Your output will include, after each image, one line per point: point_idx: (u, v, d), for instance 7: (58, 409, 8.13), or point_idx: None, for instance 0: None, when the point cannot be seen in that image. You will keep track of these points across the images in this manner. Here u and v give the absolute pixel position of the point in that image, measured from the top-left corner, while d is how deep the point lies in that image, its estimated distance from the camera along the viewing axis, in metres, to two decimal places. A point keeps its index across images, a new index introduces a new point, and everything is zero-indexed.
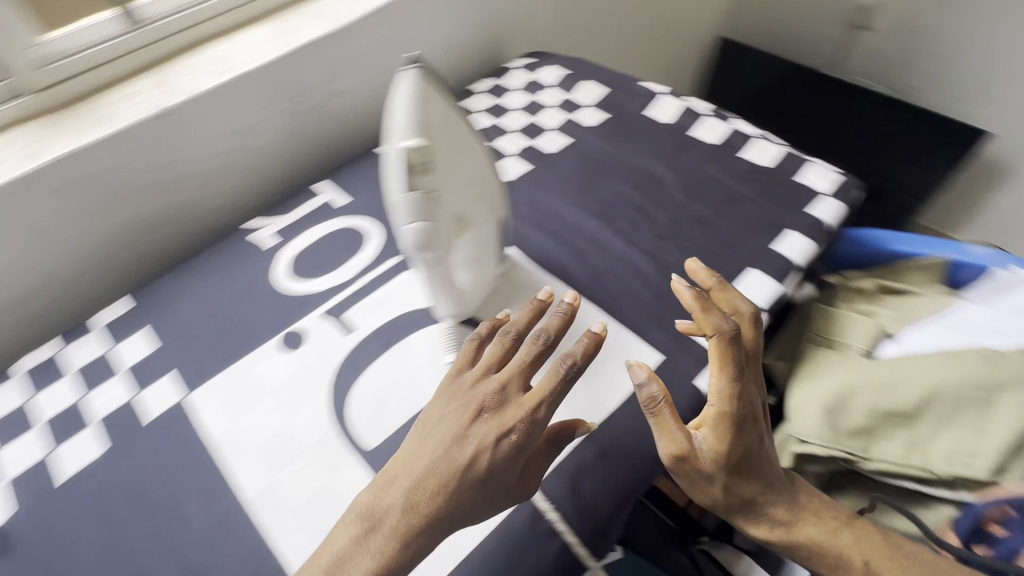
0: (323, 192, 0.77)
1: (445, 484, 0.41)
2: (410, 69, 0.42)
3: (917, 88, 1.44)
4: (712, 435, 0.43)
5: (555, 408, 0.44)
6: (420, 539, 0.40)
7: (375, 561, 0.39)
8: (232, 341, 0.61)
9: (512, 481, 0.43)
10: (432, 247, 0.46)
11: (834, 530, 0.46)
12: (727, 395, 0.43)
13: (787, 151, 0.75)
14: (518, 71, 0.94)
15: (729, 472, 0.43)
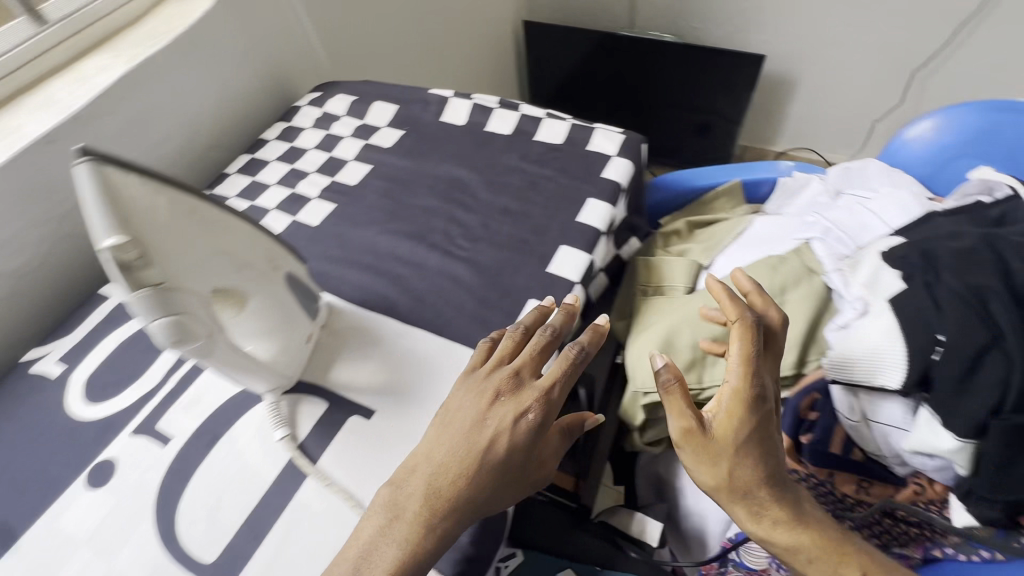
0: (112, 295, 0.69)
1: (464, 473, 0.44)
2: (80, 162, 0.38)
3: (700, 28, 1.58)
4: (725, 411, 0.44)
5: (566, 389, 0.48)
6: (431, 538, 0.42)
7: (398, 551, 0.41)
8: (29, 499, 0.53)
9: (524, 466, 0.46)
10: (195, 337, 0.42)
11: (833, 538, 0.46)
12: (745, 376, 0.44)
13: (574, 123, 0.78)
14: (306, 108, 0.90)
15: (737, 455, 0.44)
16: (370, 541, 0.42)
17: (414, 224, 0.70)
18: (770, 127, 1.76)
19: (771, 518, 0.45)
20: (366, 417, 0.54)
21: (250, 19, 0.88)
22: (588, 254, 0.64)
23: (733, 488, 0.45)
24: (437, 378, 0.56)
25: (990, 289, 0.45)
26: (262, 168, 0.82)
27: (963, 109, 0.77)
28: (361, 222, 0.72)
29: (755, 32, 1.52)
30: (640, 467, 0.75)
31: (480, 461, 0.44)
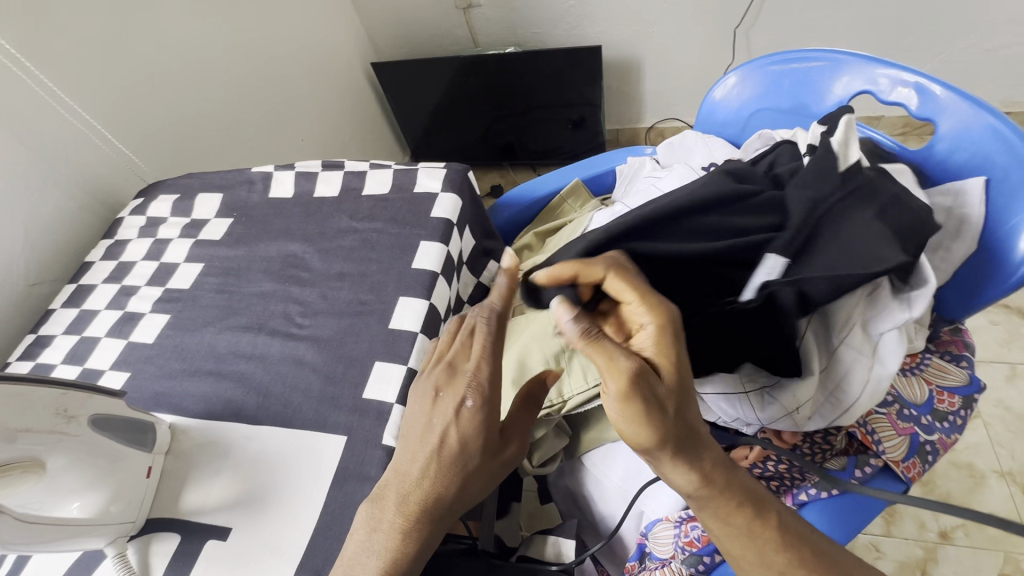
0: None
1: (428, 478, 0.45)
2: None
3: (538, 33, 1.64)
4: (656, 352, 0.43)
5: (499, 363, 0.47)
6: (418, 539, 0.44)
7: (381, 563, 0.43)
8: None
9: (484, 453, 0.46)
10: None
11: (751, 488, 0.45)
12: (664, 313, 0.44)
13: (397, 169, 0.78)
14: (130, 219, 0.87)
15: (677, 394, 0.42)
16: (354, 555, 0.44)
17: (254, 315, 0.68)
18: (632, 108, 1.84)
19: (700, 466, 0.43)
20: (221, 538, 0.51)
21: (43, 142, 0.83)
22: (426, 299, 0.64)
23: (672, 439, 0.42)
24: (291, 472, 0.54)
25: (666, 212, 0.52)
26: (91, 295, 0.78)
27: (755, 65, 0.80)
28: (200, 326, 0.69)
29: (587, 25, 1.58)
30: (554, 484, 0.76)
31: (438, 457, 0.45)
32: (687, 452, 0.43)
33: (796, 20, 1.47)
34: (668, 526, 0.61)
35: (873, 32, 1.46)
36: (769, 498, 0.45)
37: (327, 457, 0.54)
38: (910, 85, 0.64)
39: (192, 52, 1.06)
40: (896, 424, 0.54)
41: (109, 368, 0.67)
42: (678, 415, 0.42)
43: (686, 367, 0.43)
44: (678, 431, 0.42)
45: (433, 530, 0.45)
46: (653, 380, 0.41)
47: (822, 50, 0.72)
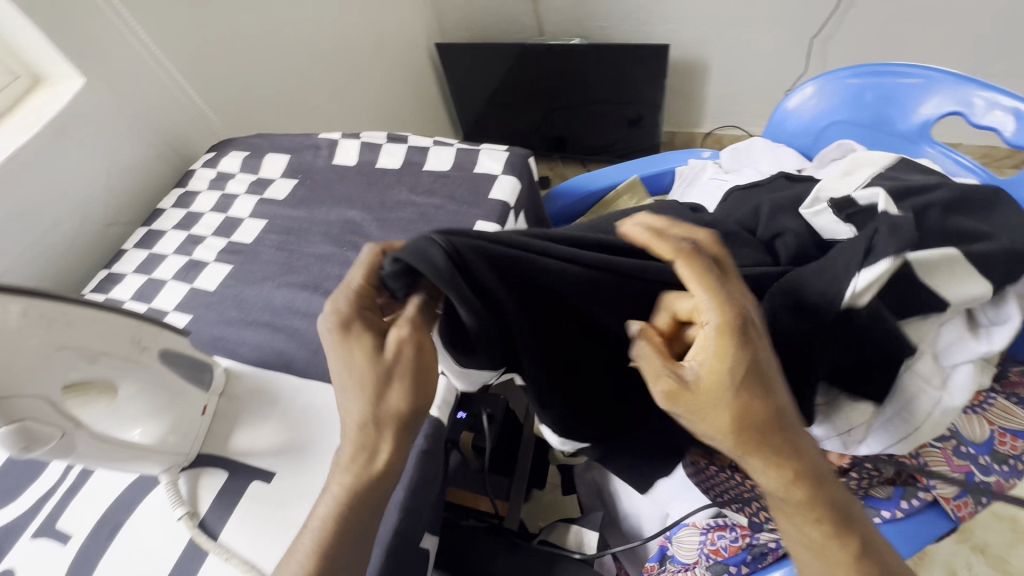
0: None
1: (355, 424, 0.45)
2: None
3: (605, 27, 1.61)
4: (709, 354, 0.37)
5: (353, 288, 0.45)
6: (360, 502, 0.44)
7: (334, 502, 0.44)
8: None
9: (373, 367, 0.44)
10: (55, 431, 0.44)
11: (829, 497, 0.40)
12: (717, 310, 0.37)
13: (459, 148, 0.79)
14: (202, 171, 0.91)
15: (736, 398, 0.37)
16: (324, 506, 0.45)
17: (310, 274, 0.71)
18: (693, 111, 1.79)
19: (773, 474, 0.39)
20: (264, 480, 0.54)
21: (130, 90, 0.87)
22: None
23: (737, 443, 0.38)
24: (334, 428, 0.56)
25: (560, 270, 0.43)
26: (160, 239, 0.82)
27: (839, 75, 0.77)
28: (258, 279, 0.72)
29: (657, 22, 1.55)
30: (581, 477, 0.76)
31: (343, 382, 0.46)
32: (760, 460, 0.39)
33: (879, 34, 1.40)
34: (694, 532, 0.61)
35: (962, 53, 1.38)
36: (846, 508, 0.40)
37: None
38: (1008, 112, 0.61)
39: (272, 17, 1.10)
40: (951, 460, 0.52)
41: (173, 309, 0.71)
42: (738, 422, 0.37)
43: (751, 364, 0.37)
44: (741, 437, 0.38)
45: (375, 492, 0.45)
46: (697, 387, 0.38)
47: (917, 65, 0.69)
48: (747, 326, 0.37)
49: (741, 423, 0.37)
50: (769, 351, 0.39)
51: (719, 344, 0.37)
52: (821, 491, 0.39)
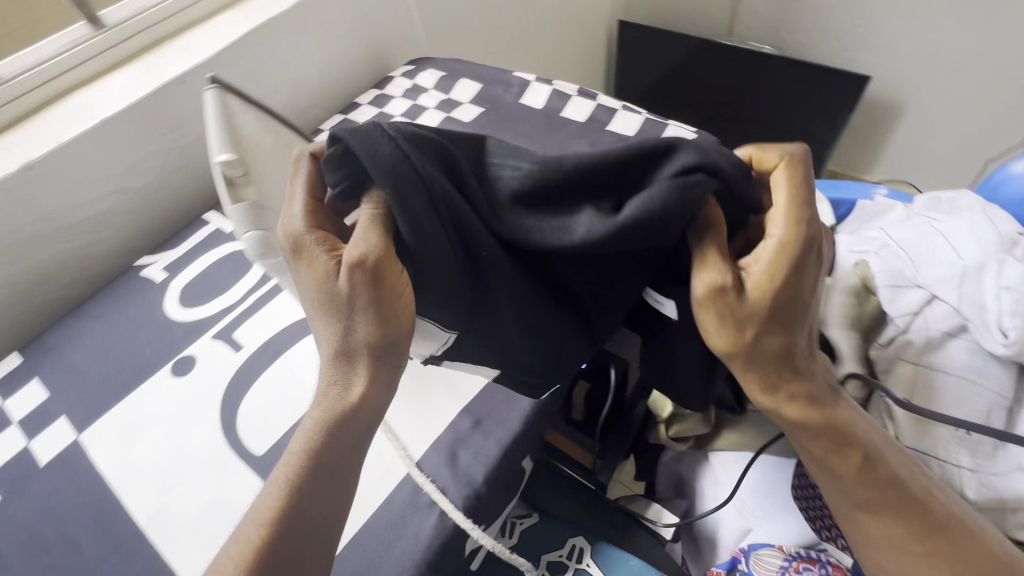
0: (213, 220, 0.79)
1: (330, 358, 0.44)
2: (211, 89, 0.46)
3: (804, 44, 1.51)
4: (766, 266, 0.37)
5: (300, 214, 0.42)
6: (330, 436, 0.43)
7: (313, 425, 0.43)
8: (125, 377, 0.62)
9: (329, 292, 0.41)
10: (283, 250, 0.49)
11: (830, 423, 0.42)
12: (793, 225, 0.37)
13: (647, 118, 0.79)
14: (399, 79, 0.98)
15: (772, 313, 0.38)
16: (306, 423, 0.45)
17: None
18: (864, 156, 1.66)
19: (784, 389, 0.41)
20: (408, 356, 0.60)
21: None
22: None
23: (755, 354, 0.39)
24: None
25: (537, 190, 0.39)
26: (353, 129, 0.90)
27: None
28: None
29: (864, 52, 1.42)
30: (663, 464, 0.74)
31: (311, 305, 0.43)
32: (775, 376, 0.41)
33: None
34: (777, 555, 0.58)
35: None
36: (854, 435, 0.42)
37: None
38: None
39: None
40: None
41: None
42: (763, 335, 0.38)
43: (794, 287, 0.38)
44: (756, 348, 0.39)
45: (347, 428, 0.43)
46: (742, 293, 0.38)
47: None
48: (812, 248, 0.37)
49: (767, 348, 0.39)
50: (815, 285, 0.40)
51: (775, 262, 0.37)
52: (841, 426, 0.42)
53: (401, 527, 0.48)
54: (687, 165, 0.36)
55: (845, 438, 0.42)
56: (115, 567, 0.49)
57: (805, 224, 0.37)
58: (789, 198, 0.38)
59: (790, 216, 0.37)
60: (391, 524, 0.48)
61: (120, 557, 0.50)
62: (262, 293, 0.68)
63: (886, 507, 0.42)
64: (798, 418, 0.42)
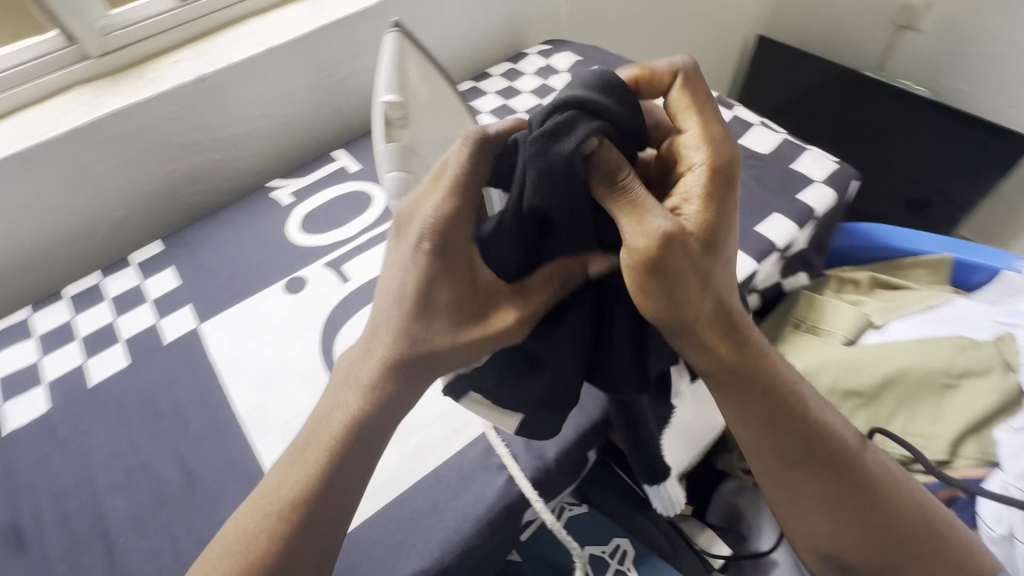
0: (339, 158, 0.83)
1: (378, 360, 0.40)
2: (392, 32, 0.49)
3: None
4: (703, 211, 0.37)
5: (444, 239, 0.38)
6: (368, 442, 0.40)
7: (344, 424, 0.40)
8: (243, 283, 0.68)
9: (454, 312, 0.40)
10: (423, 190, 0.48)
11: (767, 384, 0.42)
12: (710, 156, 0.38)
13: (786, 139, 0.76)
14: (533, 56, 0.99)
15: (711, 259, 0.37)
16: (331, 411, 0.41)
17: None
18: (1007, 228, 1.48)
19: (723, 347, 0.40)
20: None
21: None
22: (755, 264, 0.63)
23: (701, 312, 0.38)
24: None
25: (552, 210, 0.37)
26: (481, 98, 0.93)
27: None
28: None
29: None
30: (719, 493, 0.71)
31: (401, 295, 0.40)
32: (720, 337, 0.40)
33: None
34: None
35: None
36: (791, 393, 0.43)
37: None
38: None
39: None
40: None
41: None
42: (706, 288, 0.37)
43: (726, 225, 0.38)
44: (705, 307, 0.38)
45: (380, 441, 0.41)
46: (690, 245, 0.36)
47: None
48: (733, 184, 0.38)
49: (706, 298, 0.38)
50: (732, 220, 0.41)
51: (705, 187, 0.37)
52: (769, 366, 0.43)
53: (470, 480, 0.50)
54: (582, 120, 0.37)
55: (783, 398, 0.42)
56: (211, 446, 0.55)
57: (717, 141, 0.38)
58: (704, 136, 0.39)
59: (713, 151, 0.38)
60: (461, 475, 0.50)
61: (217, 439, 0.55)
62: (375, 234, 0.72)
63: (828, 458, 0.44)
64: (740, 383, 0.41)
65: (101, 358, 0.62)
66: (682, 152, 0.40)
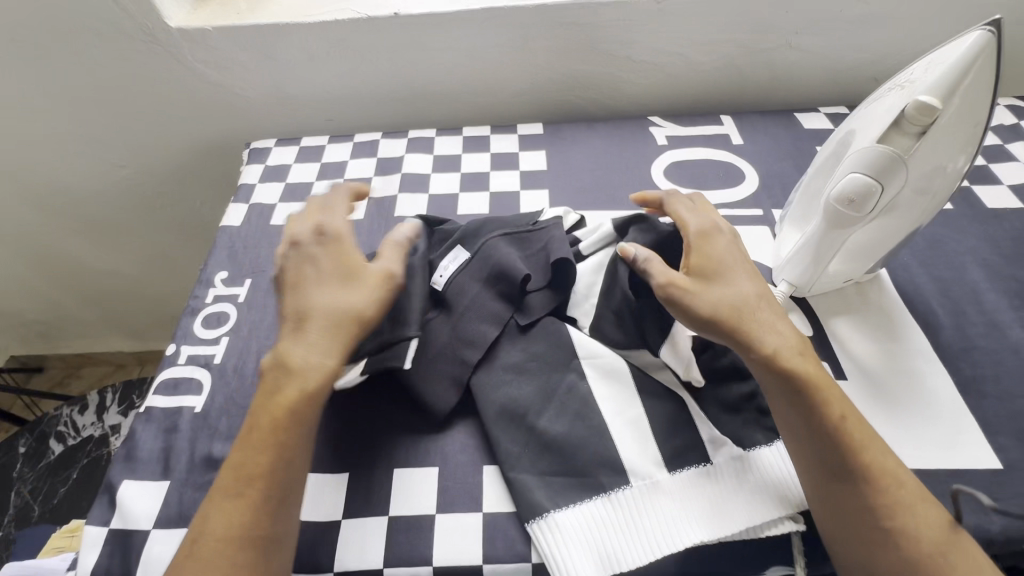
0: (725, 125, 0.81)
1: (292, 331, 0.48)
2: (981, 29, 0.41)
3: None
4: (698, 249, 0.51)
5: (316, 239, 0.53)
6: (298, 390, 0.45)
7: (273, 385, 0.46)
8: (598, 197, 0.72)
9: (342, 280, 0.50)
10: (872, 206, 0.45)
11: (794, 400, 0.44)
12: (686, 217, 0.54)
13: None
14: (999, 109, 0.80)
15: (711, 283, 0.49)
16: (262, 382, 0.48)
17: None
18: None
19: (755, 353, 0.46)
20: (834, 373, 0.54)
21: None
22: None
23: (721, 310, 0.47)
24: (926, 415, 0.51)
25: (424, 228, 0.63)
26: None
27: None
28: (971, 243, 0.64)
29: None
30: None
31: (292, 306, 0.49)
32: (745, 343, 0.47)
33: None
34: None
35: None
36: (826, 408, 0.44)
37: (975, 456, 0.48)
38: None
39: None
40: None
41: None
42: (715, 293, 0.48)
43: (719, 255, 0.51)
44: (718, 310, 0.47)
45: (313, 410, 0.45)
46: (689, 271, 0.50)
47: None
48: (711, 228, 0.53)
49: (721, 307, 0.48)
50: (732, 253, 0.52)
51: (699, 241, 0.52)
52: (769, 373, 0.46)
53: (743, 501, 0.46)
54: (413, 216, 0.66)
55: (813, 407, 0.44)
56: None
57: (693, 219, 0.54)
58: (682, 220, 0.54)
59: (690, 220, 0.54)
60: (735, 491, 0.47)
61: None
62: (734, 214, 0.68)
63: (785, 416, 0.45)
64: (780, 406, 0.45)
65: (471, 197, 0.72)
66: (679, 219, 0.54)
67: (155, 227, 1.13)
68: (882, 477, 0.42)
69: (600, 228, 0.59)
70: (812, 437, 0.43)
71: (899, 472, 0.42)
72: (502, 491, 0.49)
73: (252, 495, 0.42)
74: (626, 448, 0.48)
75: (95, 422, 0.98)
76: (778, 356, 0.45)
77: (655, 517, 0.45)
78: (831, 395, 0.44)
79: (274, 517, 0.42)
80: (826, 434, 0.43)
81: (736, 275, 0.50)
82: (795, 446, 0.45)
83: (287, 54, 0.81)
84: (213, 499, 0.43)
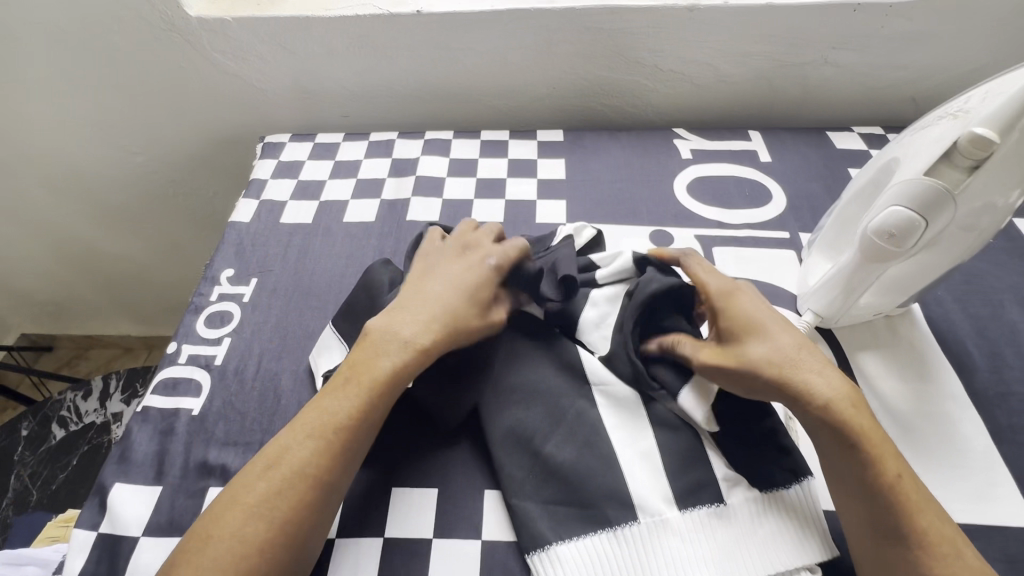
0: (754, 140, 0.78)
1: (421, 320, 0.48)
2: None
3: None
4: (727, 307, 0.48)
5: (498, 257, 0.53)
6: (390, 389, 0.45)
7: (382, 363, 0.46)
8: (618, 210, 0.69)
9: (481, 305, 0.50)
10: (914, 242, 0.42)
11: (854, 464, 0.41)
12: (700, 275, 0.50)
13: None
14: None
15: (748, 344, 0.45)
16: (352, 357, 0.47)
17: None
18: None
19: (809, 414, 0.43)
20: None
21: None
22: None
23: (767, 373, 0.44)
24: (955, 464, 0.48)
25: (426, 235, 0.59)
26: None
27: None
28: (1011, 279, 0.61)
29: None
30: None
31: (435, 296, 0.49)
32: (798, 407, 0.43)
33: None
34: None
35: None
36: (887, 470, 0.41)
37: (1007, 512, 0.45)
38: None
39: None
40: None
41: None
42: (759, 355, 0.44)
43: (750, 311, 0.47)
44: (767, 373, 0.44)
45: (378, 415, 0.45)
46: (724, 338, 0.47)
47: None
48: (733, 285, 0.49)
49: (767, 369, 0.44)
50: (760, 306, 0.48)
51: (725, 298, 0.48)
52: (821, 433, 0.43)
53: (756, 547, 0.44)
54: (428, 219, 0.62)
55: (874, 467, 0.41)
56: None
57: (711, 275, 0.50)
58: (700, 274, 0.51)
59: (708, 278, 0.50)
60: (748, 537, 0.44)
61: None
62: (759, 235, 0.65)
63: (842, 475, 0.42)
64: (842, 469, 0.42)
65: (486, 204, 0.70)
66: (696, 275, 0.50)
67: (167, 215, 1.13)
68: (940, 541, 0.39)
69: (620, 257, 0.54)
70: (869, 503, 0.40)
71: (956, 538, 0.39)
72: (502, 519, 0.47)
73: (322, 438, 0.42)
74: (635, 482, 0.46)
75: (97, 409, 0.98)
76: (830, 417, 0.42)
77: (663, 558, 0.43)
78: (886, 454, 0.41)
79: (344, 472, 0.43)
80: (885, 496, 0.40)
81: (773, 329, 0.46)
82: (848, 506, 0.42)
83: (307, 48, 0.80)
84: (284, 432, 0.43)
